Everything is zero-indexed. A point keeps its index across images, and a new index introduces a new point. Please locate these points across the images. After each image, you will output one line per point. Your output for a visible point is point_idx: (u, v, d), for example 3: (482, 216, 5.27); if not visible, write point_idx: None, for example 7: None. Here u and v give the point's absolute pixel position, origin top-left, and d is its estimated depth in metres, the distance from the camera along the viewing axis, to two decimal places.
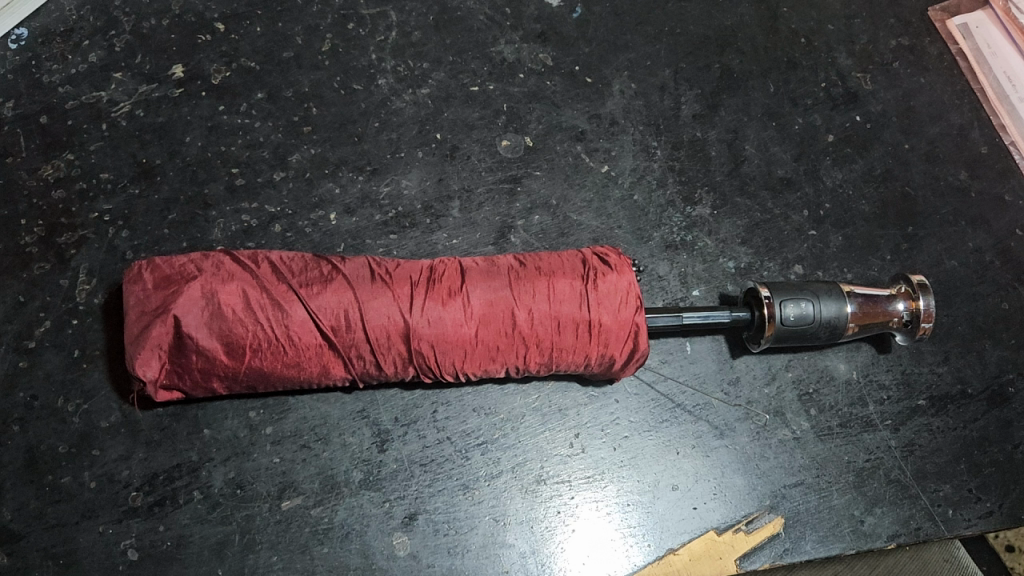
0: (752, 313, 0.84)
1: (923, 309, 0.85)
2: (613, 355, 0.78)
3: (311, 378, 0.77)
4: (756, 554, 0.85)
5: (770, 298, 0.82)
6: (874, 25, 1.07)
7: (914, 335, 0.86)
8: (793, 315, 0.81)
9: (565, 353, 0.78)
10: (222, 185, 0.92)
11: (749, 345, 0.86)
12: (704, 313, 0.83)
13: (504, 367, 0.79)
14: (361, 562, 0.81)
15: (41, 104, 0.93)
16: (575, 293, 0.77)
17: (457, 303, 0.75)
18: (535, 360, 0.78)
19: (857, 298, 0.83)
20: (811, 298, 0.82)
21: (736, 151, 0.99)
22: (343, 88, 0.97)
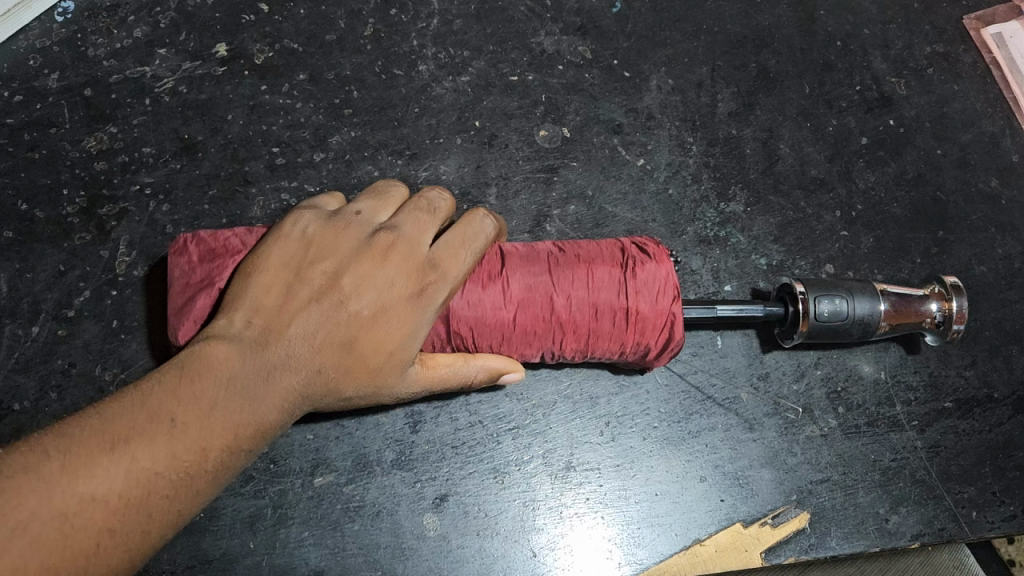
0: (786, 308, 0.84)
1: (957, 310, 0.85)
2: (648, 344, 0.78)
3: None
4: (782, 548, 0.86)
5: (804, 294, 0.82)
6: (910, 30, 1.07)
7: (946, 336, 0.87)
8: (827, 313, 0.81)
9: (601, 340, 0.78)
10: (263, 164, 0.93)
11: (781, 341, 0.86)
12: (738, 307, 0.83)
13: (540, 351, 0.79)
14: (390, 541, 0.82)
15: (86, 77, 0.95)
16: (613, 281, 0.77)
17: (497, 286, 0.76)
18: (571, 345, 0.79)
19: (890, 298, 0.84)
20: (844, 295, 0.82)
21: (771, 150, 1.00)
22: (384, 73, 0.98)
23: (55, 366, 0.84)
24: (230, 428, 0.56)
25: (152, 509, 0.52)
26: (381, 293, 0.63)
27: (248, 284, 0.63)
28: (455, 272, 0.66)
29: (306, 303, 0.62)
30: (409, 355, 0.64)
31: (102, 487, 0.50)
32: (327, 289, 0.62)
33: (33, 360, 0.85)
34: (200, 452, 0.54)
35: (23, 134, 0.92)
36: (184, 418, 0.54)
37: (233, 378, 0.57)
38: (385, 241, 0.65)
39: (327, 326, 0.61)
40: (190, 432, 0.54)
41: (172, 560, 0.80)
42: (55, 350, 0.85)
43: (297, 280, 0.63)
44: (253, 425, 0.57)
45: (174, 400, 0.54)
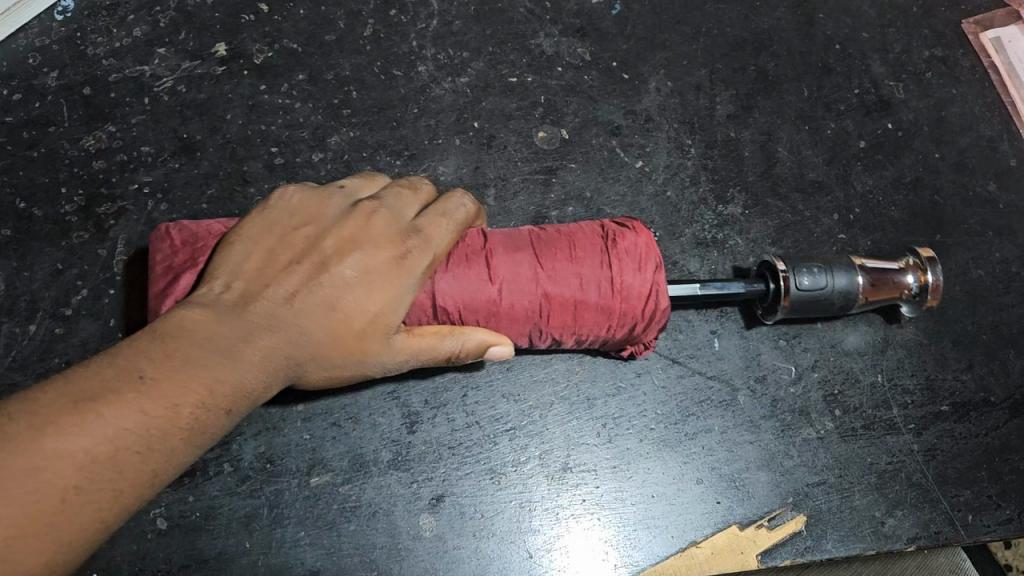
0: (767, 287, 0.84)
1: (932, 283, 0.86)
2: (636, 316, 0.75)
3: None
4: (778, 550, 0.86)
5: (785, 272, 0.82)
6: (908, 34, 1.07)
7: (921, 307, 0.88)
8: (808, 292, 0.81)
9: (589, 315, 0.74)
10: (261, 163, 0.93)
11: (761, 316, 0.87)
12: (721, 288, 0.83)
13: (526, 333, 0.75)
14: (386, 542, 0.82)
15: (85, 75, 0.95)
16: (596, 252, 0.75)
17: (479, 263, 0.72)
18: (556, 328, 0.75)
19: (867, 272, 0.84)
20: (825, 269, 0.82)
21: (769, 153, 0.99)
22: (383, 73, 0.98)
23: (52, 365, 0.84)
24: (202, 386, 0.55)
25: (123, 466, 0.52)
26: (363, 256, 0.64)
27: (229, 252, 0.64)
28: (437, 237, 0.68)
29: (288, 267, 0.63)
30: (391, 319, 0.64)
31: (70, 444, 0.49)
32: (309, 254, 0.64)
33: (29, 358, 0.85)
34: (173, 406, 0.53)
35: (22, 132, 0.92)
36: (155, 374, 0.54)
37: (206, 338, 0.57)
38: (366, 212, 0.68)
39: (309, 288, 0.62)
40: (162, 388, 0.53)
41: (167, 559, 0.80)
42: (52, 348, 0.85)
43: (279, 247, 0.65)
44: (228, 385, 0.57)
45: (144, 359, 0.54)
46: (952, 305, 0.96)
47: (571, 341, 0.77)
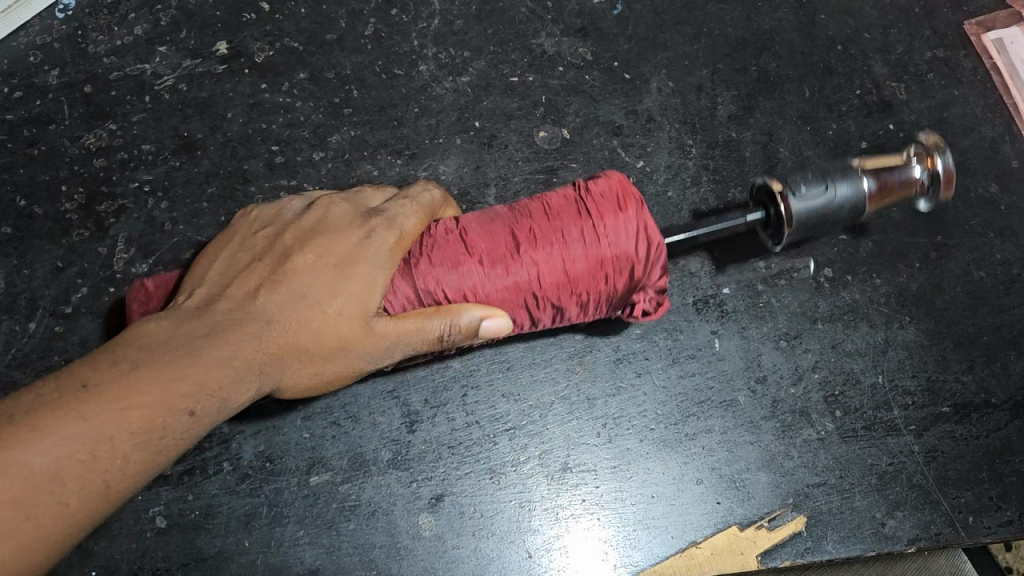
0: (767, 212, 0.82)
1: (943, 172, 0.83)
2: (628, 256, 0.71)
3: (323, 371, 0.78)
4: (778, 551, 0.86)
5: (783, 194, 0.78)
6: (910, 34, 1.06)
7: (937, 198, 0.84)
8: (807, 206, 0.78)
9: (581, 264, 0.70)
10: (262, 162, 0.93)
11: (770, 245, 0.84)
12: (717, 225, 0.82)
13: (524, 299, 0.71)
14: (386, 541, 0.82)
15: (86, 73, 0.95)
16: (568, 201, 0.72)
17: (455, 239, 0.71)
18: (552, 288, 0.71)
19: (871, 176, 0.81)
20: (824, 182, 0.78)
21: (770, 153, 0.99)
22: (384, 72, 0.98)
23: (53, 363, 0.85)
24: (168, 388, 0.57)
25: (75, 474, 0.53)
26: (321, 244, 0.67)
27: (199, 267, 0.69)
28: (397, 218, 0.70)
29: (252, 267, 0.67)
30: (364, 303, 0.66)
31: (14, 458, 0.51)
32: (272, 253, 0.68)
33: (29, 356, 0.85)
34: (124, 411, 0.55)
35: (23, 130, 0.92)
36: (104, 383, 0.55)
37: (167, 342, 0.59)
38: (325, 208, 0.71)
39: (272, 281, 0.65)
40: (112, 394, 0.55)
41: (167, 557, 0.81)
42: (52, 347, 0.85)
43: (245, 253, 0.69)
44: (198, 385, 0.58)
45: (94, 369, 0.56)
46: (952, 305, 0.95)
47: (574, 302, 0.73)
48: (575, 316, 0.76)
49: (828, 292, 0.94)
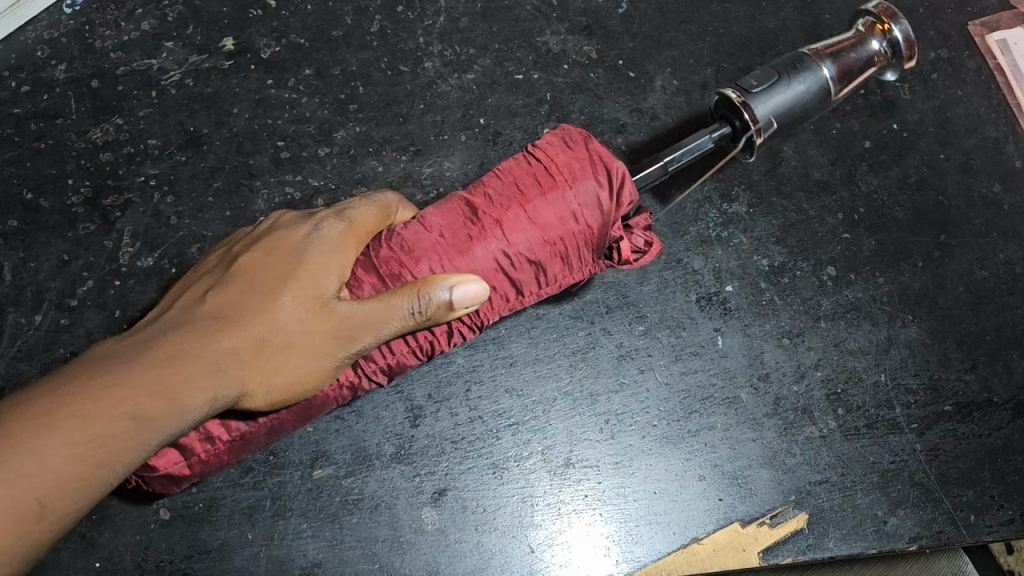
0: (733, 127, 0.82)
1: (903, 38, 0.87)
2: (586, 188, 0.71)
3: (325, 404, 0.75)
4: (779, 548, 0.86)
5: (747, 107, 0.80)
6: (915, 35, 1.05)
7: (902, 61, 0.89)
8: (772, 107, 0.81)
9: (541, 206, 0.71)
10: (268, 157, 0.93)
11: (741, 156, 0.86)
12: (686, 151, 0.81)
13: (495, 256, 0.71)
14: (389, 534, 0.83)
15: (93, 68, 0.95)
16: (518, 158, 0.75)
17: (417, 220, 0.74)
18: (523, 240, 0.71)
19: (831, 63, 0.84)
20: (781, 82, 0.81)
21: (774, 152, 0.99)
22: (390, 69, 0.98)
23: (58, 356, 0.85)
24: (112, 397, 0.60)
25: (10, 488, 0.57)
26: (264, 253, 0.70)
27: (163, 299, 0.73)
28: (339, 217, 0.73)
29: (203, 285, 0.70)
30: (316, 288, 0.67)
31: None
32: (222, 270, 0.71)
33: (35, 348, 0.85)
34: (51, 423, 0.58)
35: (30, 124, 0.93)
36: (38, 403, 0.59)
37: (105, 359, 0.63)
38: (272, 226, 0.74)
39: (218, 292, 0.68)
40: (42, 410, 0.59)
41: (171, 549, 0.81)
42: (58, 339, 0.86)
43: (201, 277, 0.72)
44: (145, 390, 0.61)
45: (36, 392, 0.60)
46: (954, 305, 0.95)
47: (551, 254, 0.72)
48: (560, 278, 0.74)
49: (831, 291, 0.94)
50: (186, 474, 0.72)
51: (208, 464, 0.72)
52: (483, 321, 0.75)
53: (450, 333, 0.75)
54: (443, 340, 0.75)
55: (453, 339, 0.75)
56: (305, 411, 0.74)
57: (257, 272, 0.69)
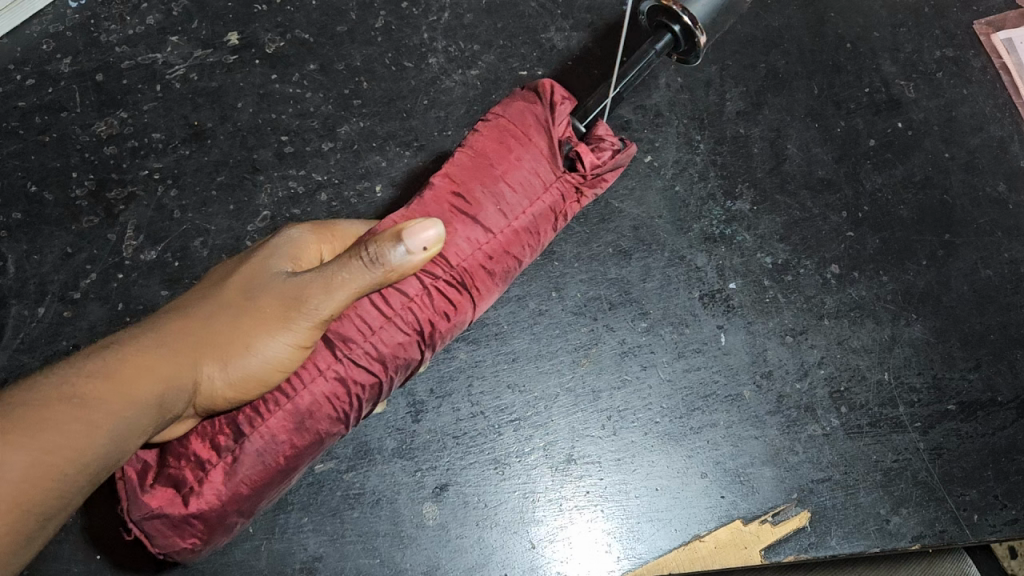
0: (674, 31, 0.79)
1: None
2: (518, 116, 0.73)
3: (321, 408, 0.68)
4: (782, 546, 0.85)
5: (680, 7, 0.78)
6: (920, 34, 1.05)
7: None
8: (706, 1, 0.79)
9: (481, 146, 0.72)
10: (271, 152, 0.93)
11: (688, 60, 0.84)
12: (636, 71, 0.78)
13: (449, 205, 0.70)
14: (390, 529, 0.83)
15: (98, 62, 0.95)
16: None
17: None
18: (466, 169, 0.71)
19: None
20: None
21: (778, 150, 0.98)
22: (394, 64, 0.98)
23: (61, 348, 0.85)
24: (50, 389, 0.57)
25: None
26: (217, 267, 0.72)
27: None
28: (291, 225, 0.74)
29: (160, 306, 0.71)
30: (267, 270, 0.68)
31: None
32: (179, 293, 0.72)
33: (38, 340, 0.85)
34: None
35: (34, 117, 0.93)
36: None
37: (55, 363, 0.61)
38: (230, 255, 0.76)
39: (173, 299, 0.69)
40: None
41: None
42: (61, 331, 0.85)
43: None
44: (88, 379, 0.59)
45: None
46: (959, 304, 0.95)
47: (499, 174, 0.71)
48: (525, 206, 0.71)
49: (834, 289, 0.94)
50: (182, 513, 0.65)
51: (203, 494, 0.65)
52: (465, 276, 0.70)
53: (429, 293, 0.69)
54: (426, 309, 0.69)
55: (436, 302, 0.69)
56: (295, 418, 0.67)
57: (207, 277, 0.70)
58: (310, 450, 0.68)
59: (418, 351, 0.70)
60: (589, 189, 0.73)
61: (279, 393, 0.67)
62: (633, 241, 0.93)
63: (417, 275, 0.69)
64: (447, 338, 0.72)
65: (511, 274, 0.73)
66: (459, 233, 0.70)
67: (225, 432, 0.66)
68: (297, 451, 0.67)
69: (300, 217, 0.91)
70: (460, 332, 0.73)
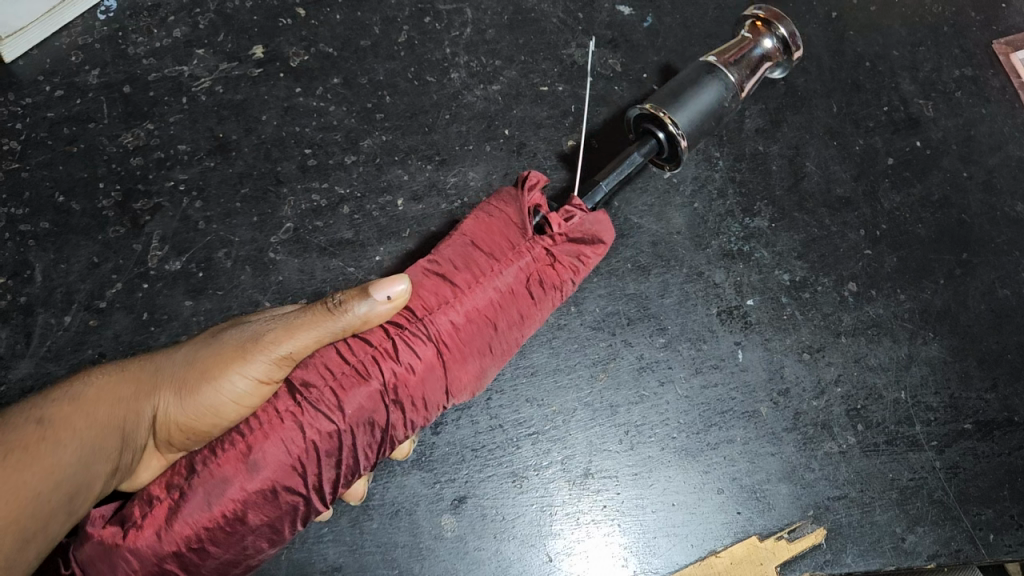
0: (658, 139, 0.83)
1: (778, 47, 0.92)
2: (504, 196, 0.76)
3: (275, 451, 0.65)
4: (797, 563, 0.86)
5: (672, 117, 0.81)
6: (938, 53, 1.06)
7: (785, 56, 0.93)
8: (692, 115, 0.82)
9: (466, 222, 0.75)
10: (295, 165, 0.94)
11: (664, 164, 0.87)
12: (619, 173, 0.80)
13: (427, 271, 0.72)
14: (409, 540, 0.83)
15: (125, 74, 0.97)
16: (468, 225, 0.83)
17: None
18: (447, 242, 0.74)
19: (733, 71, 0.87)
20: (698, 92, 0.83)
21: (797, 167, 0.99)
22: (416, 79, 0.99)
23: (86, 356, 0.85)
24: (30, 412, 0.62)
25: None
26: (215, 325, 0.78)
27: None
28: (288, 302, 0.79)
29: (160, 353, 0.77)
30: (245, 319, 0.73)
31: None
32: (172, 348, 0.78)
33: (63, 348, 0.86)
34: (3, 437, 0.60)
35: (62, 127, 0.94)
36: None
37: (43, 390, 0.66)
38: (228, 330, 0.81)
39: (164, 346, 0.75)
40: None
41: None
42: (86, 340, 0.86)
43: None
44: (64, 402, 0.64)
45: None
46: (976, 322, 0.95)
47: (471, 238, 0.73)
48: (495, 266, 0.71)
49: (852, 307, 0.94)
50: (117, 543, 0.64)
51: (143, 531, 0.64)
52: (431, 330, 0.70)
53: (393, 345, 0.69)
54: (391, 364, 0.69)
55: (402, 356, 0.69)
56: (246, 456, 0.65)
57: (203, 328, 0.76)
58: (260, 498, 0.65)
59: (382, 407, 0.69)
60: (561, 252, 0.74)
61: (238, 434, 0.67)
62: (652, 256, 0.94)
63: (384, 327, 0.70)
64: (415, 399, 0.70)
65: (486, 341, 0.71)
66: (429, 288, 0.71)
67: (181, 473, 0.67)
68: (244, 495, 0.65)
69: (323, 229, 0.92)
70: (431, 400, 0.71)
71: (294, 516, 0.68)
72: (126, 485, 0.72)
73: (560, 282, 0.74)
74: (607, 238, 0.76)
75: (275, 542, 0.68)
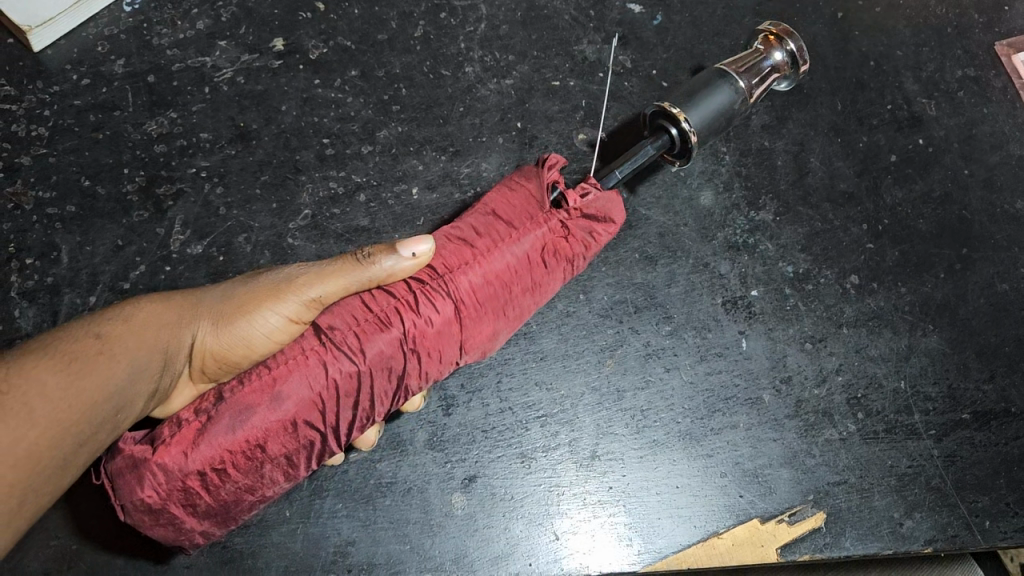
0: (670, 134, 0.85)
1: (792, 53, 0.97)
2: (527, 171, 0.79)
3: (298, 386, 0.68)
4: (797, 545, 0.88)
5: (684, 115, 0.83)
6: (942, 54, 1.08)
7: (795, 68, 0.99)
8: (703, 114, 0.84)
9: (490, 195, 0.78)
10: (313, 154, 0.97)
11: (675, 161, 0.89)
12: (633, 162, 0.82)
13: (450, 236, 0.75)
14: (420, 517, 0.86)
15: (149, 64, 1.00)
16: None
17: None
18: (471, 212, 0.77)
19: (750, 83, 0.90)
20: (712, 93, 0.85)
21: (801, 163, 1.02)
22: (432, 72, 1.02)
23: None
24: (88, 328, 0.67)
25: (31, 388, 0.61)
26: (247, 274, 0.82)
27: None
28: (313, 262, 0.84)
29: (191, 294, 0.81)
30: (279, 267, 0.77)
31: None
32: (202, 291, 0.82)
33: None
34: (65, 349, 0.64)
35: (88, 115, 0.97)
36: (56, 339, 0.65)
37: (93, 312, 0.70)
38: None
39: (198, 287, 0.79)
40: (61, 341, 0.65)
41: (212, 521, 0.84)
42: None
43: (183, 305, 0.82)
44: (116, 323, 0.68)
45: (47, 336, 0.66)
46: (974, 315, 0.97)
47: (492, 208, 0.76)
48: (514, 233, 0.74)
49: (854, 299, 0.97)
50: (146, 457, 0.65)
51: (171, 448, 0.65)
52: (450, 287, 0.72)
53: (415, 298, 0.72)
54: (410, 316, 0.71)
55: (420, 309, 0.72)
56: (271, 388, 0.68)
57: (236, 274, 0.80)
58: (280, 431, 0.68)
59: (400, 356, 0.71)
60: (576, 227, 0.76)
61: (264, 366, 0.70)
62: (659, 247, 0.97)
63: (407, 281, 0.73)
64: (432, 352, 0.73)
65: (500, 303, 0.74)
66: (451, 250, 0.74)
67: (210, 399, 0.69)
68: (266, 425, 0.67)
69: (339, 216, 0.94)
70: (446, 354, 0.73)
71: (310, 453, 0.71)
72: (161, 410, 0.75)
73: (573, 256, 0.77)
74: (620, 217, 0.78)
75: (289, 475, 0.71)
